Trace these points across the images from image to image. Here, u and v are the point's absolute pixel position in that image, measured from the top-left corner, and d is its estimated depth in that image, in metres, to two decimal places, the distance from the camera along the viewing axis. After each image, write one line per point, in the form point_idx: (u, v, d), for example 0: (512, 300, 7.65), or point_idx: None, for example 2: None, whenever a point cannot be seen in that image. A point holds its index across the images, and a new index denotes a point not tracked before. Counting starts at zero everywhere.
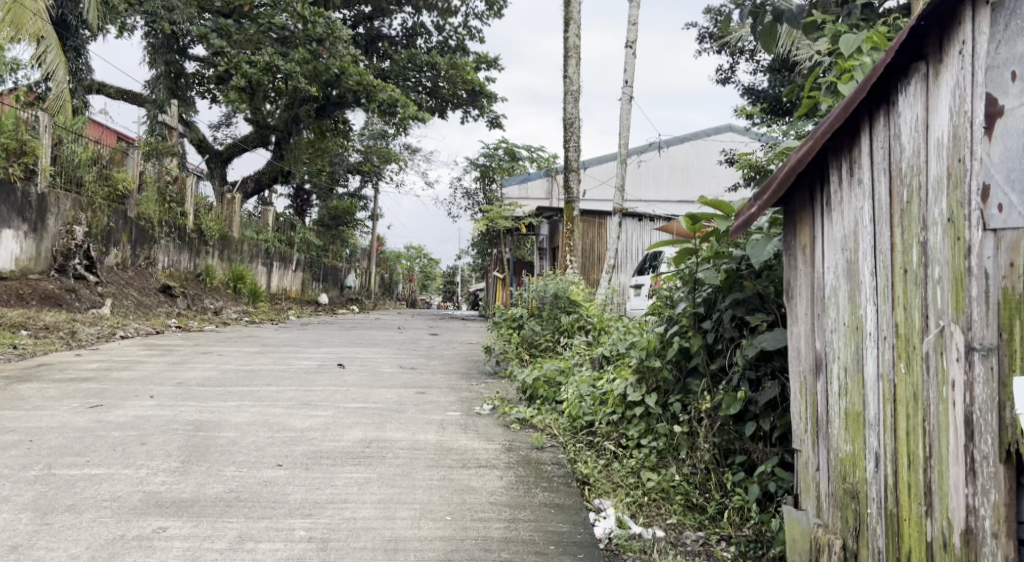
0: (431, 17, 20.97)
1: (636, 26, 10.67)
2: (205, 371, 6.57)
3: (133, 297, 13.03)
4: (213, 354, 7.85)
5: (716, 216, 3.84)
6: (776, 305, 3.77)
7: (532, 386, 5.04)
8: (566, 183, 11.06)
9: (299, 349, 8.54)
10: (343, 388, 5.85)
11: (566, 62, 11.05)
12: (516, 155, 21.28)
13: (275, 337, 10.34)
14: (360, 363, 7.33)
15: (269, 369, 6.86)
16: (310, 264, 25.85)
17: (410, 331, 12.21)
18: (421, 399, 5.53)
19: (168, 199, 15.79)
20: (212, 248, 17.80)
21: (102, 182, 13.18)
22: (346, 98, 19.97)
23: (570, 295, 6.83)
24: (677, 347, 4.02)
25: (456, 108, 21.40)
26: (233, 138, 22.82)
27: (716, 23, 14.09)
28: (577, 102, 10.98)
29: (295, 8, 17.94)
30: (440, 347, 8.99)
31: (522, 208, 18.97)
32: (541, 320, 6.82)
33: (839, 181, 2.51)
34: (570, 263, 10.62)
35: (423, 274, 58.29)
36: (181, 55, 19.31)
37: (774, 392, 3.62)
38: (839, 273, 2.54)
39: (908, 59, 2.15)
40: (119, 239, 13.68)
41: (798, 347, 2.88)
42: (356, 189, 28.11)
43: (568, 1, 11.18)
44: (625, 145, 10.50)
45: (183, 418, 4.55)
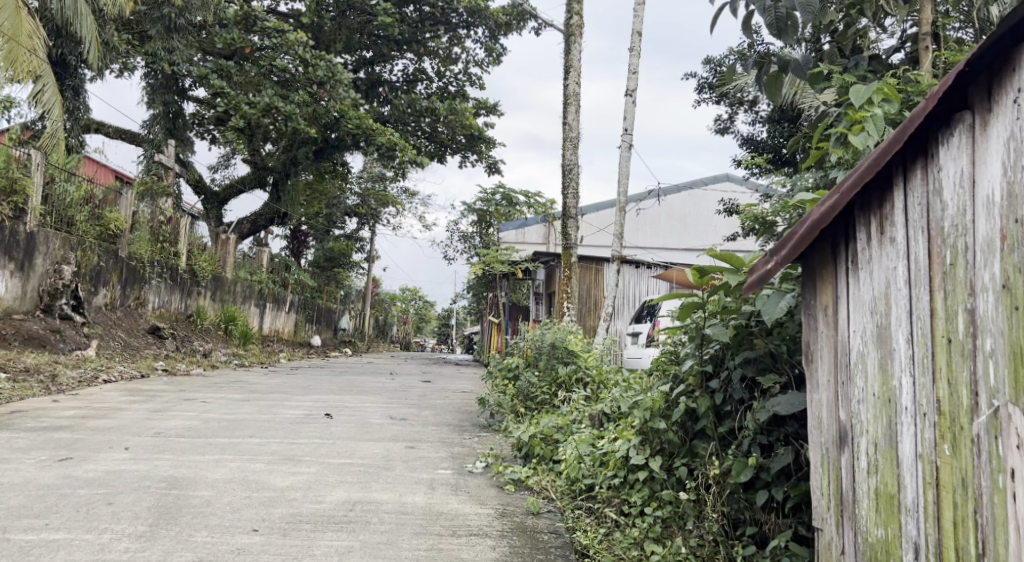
0: (431, 63, 21.04)
1: (636, 74, 10.61)
2: (186, 420, 6.29)
3: (120, 338, 12.78)
4: (196, 401, 7.57)
5: (725, 270, 3.64)
6: (789, 365, 3.56)
7: (528, 444, 4.78)
8: (565, 230, 10.91)
9: (287, 396, 8.27)
10: (329, 441, 5.58)
11: (566, 109, 10.97)
12: (513, 200, 21.21)
13: (263, 382, 10.06)
14: (349, 412, 7.06)
15: (253, 418, 6.59)
16: (304, 306, 25.60)
17: (402, 378, 11.93)
18: (410, 454, 5.27)
19: (161, 239, 15.63)
20: (204, 287, 17.60)
21: (94, 222, 13.02)
22: (344, 141, 19.92)
23: (567, 345, 6.54)
24: (683, 408, 3.80)
25: (454, 153, 21.36)
26: (231, 179, 22.76)
27: (716, 74, 14.05)
28: (577, 149, 10.88)
29: (296, 51, 17.98)
30: (432, 396, 8.73)
31: (518, 253, 18.81)
32: (538, 372, 6.53)
33: (867, 238, 2.35)
34: (567, 310, 10.41)
35: (419, 317, 58.02)
36: (181, 95, 19.32)
37: (788, 459, 3.38)
38: (867, 339, 2.35)
39: (954, 107, 2.02)
40: (109, 279, 13.47)
41: (819, 416, 2.65)
42: (352, 231, 28.00)
43: (568, 49, 11.15)
44: (625, 192, 10.38)
45: (156, 474, 4.28)
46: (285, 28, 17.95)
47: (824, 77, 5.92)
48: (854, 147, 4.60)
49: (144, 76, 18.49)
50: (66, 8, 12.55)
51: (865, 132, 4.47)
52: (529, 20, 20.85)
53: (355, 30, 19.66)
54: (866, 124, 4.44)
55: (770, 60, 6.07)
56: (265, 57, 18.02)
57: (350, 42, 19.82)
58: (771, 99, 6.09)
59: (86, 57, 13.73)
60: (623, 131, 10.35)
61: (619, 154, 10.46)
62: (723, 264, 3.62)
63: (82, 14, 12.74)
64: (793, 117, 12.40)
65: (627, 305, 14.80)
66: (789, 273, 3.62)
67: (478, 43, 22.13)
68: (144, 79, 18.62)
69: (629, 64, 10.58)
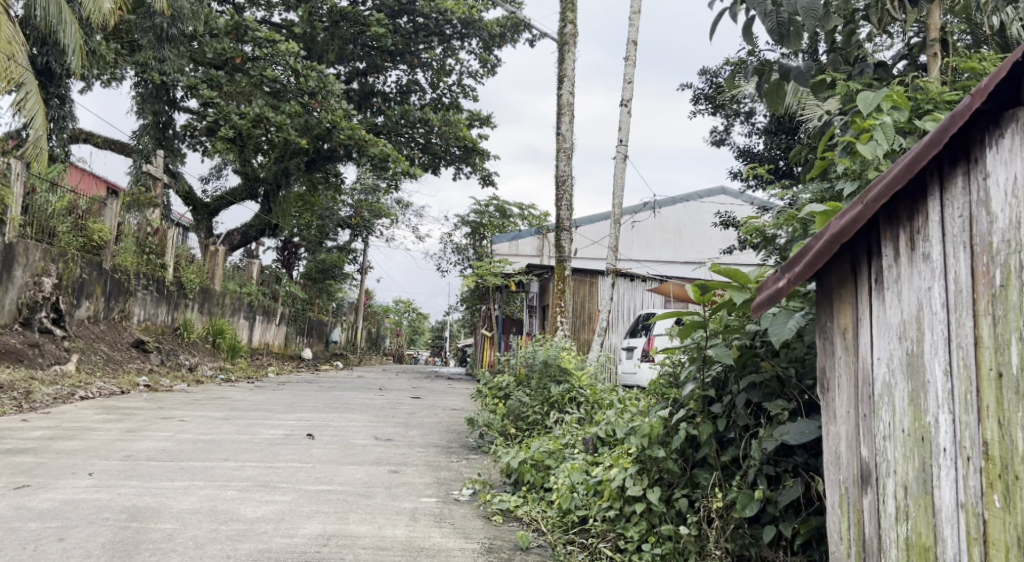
0: (424, 74, 20.83)
1: (631, 84, 10.39)
2: (161, 440, 5.98)
3: (102, 353, 12.44)
4: (174, 419, 7.26)
5: (729, 286, 3.38)
6: (798, 390, 3.32)
7: (518, 471, 4.50)
8: (558, 242, 10.65)
9: (269, 414, 7.94)
10: (308, 465, 5.28)
11: (559, 119, 10.74)
12: (507, 212, 20.98)
13: (247, 399, 9.73)
14: (332, 433, 6.75)
15: (231, 439, 6.27)
16: (294, 318, 25.25)
17: (391, 393, 11.61)
18: (393, 480, 4.98)
19: (148, 250, 15.36)
20: (191, 300, 17.27)
21: (77, 233, 12.74)
22: (336, 152, 19.67)
23: (561, 363, 6.25)
24: (684, 434, 3.54)
25: (448, 165, 21.11)
26: (221, 190, 22.47)
27: (711, 85, 13.86)
28: (570, 159, 10.64)
29: (288, 60, 17.77)
30: (420, 414, 8.43)
31: (512, 265, 18.52)
32: (530, 391, 6.25)
33: (895, 254, 2.17)
34: (561, 325, 10.13)
35: (412, 329, 57.62)
36: (171, 106, 19.06)
37: (798, 492, 3.13)
38: (895, 367, 2.16)
39: (1003, 107, 1.87)
40: (92, 291, 13.16)
41: (834, 451, 2.42)
42: (345, 243, 27.69)
43: (561, 58, 10.93)
44: (620, 205, 10.13)
45: (119, 504, 3.97)
46: (277, 38, 17.79)
47: (827, 85, 5.73)
48: (862, 157, 4.40)
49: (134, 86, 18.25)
50: (52, 17, 12.35)
51: (874, 139, 4.28)
52: (523, 31, 20.70)
53: (348, 40, 19.45)
54: (876, 130, 4.24)
55: (771, 68, 5.86)
56: (256, 66, 17.82)
57: (342, 52, 19.63)
58: (773, 109, 5.88)
59: (72, 66, 13.51)
60: (618, 141, 10.12)
61: (614, 165, 10.23)
62: (727, 279, 3.37)
63: (67, 22, 12.51)
64: (791, 130, 12.23)
65: (622, 319, 14.48)
66: (796, 289, 3.39)
67: (471, 54, 21.99)
68: (133, 89, 18.34)
69: (625, 74, 10.36)
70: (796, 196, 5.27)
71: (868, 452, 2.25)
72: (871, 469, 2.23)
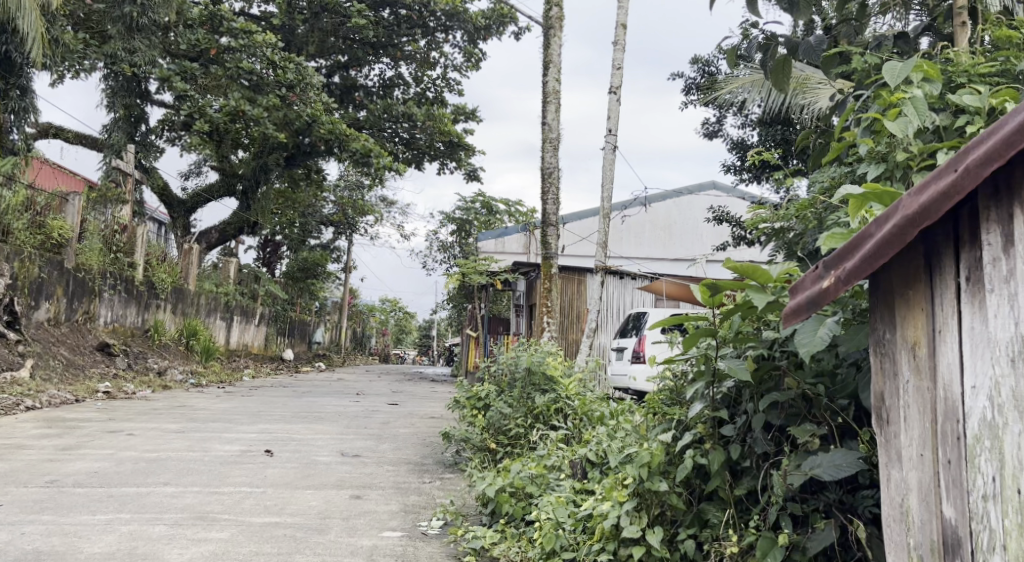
0: (408, 68, 20.21)
1: (620, 70, 9.81)
2: (97, 460, 5.32)
3: (62, 357, 11.75)
4: (122, 433, 6.59)
5: (747, 286, 2.80)
6: (830, 412, 2.75)
7: (495, 500, 3.86)
8: (544, 238, 10.03)
9: (230, 426, 7.28)
10: (258, 491, 4.64)
11: (545, 107, 10.12)
12: (493, 208, 20.41)
13: (210, 407, 9.09)
14: (294, 448, 6.11)
15: (178, 457, 5.63)
16: (275, 318, 24.52)
17: (368, 399, 10.93)
18: (353, 509, 4.35)
19: (115, 248, 14.66)
20: (163, 300, 16.54)
21: (35, 230, 12.05)
22: (317, 147, 19.00)
23: (546, 370, 5.65)
24: (690, 464, 2.95)
25: (433, 160, 20.41)
26: (198, 187, 21.71)
27: (704, 74, 13.29)
28: (556, 150, 10.05)
29: (265, 52, 17.03)
30: (395, 423, 7.81)
31: (498, 263, 17.87)
32: (511, 401, 5.64)
33: (1002, 245, 1.64)
34: (547, 326, 9.52)
35: (399, 328, 56.85)
36: (144, 99, 18.31)
37: (831, 538, 2.54)
38: (1007, 401, 1.63)
39: None
40: (52, 292, 12.44)
41: (903, 505, 1.90)
42: (328, 241, 27.01)
43: (545, 44, 10.32)
44: (609, 198, 9.55)
45: (16, 548, 3.34)
46: (253, 29, 17.08)
47: (837, 60, 5.20)
48: (888, 135, 3.87)
49: (103, 78, 17.43)
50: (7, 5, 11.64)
51: (904, 115, 3.73)
52: (509, 24, 20.11)
53: (328, 33, 18.74)
54: (905, 105, 3.69)
55: (777, 42, 5.31)
56: (230, 58, 17.06)
57: (323, 45, 18.93)
58: (778, 89, 5.34)
59: (32, 56, 12.75)
60: (607, 132, 9.54)
61: (604, 157, 9.64)
62: (745, 278, 2.79)
63: (26, 9, 11.76)
64: (785, 121, 11.71)
65: (612, 317, 13.89)
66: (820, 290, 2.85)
67: (456, 47, 21.36)
68: (103, 81, 17.57)
69: (614, 59, 9.77)
70: (811, 184, 4.72)
71: (955, 513, 1.75)
72: (962, 536, 1.73)
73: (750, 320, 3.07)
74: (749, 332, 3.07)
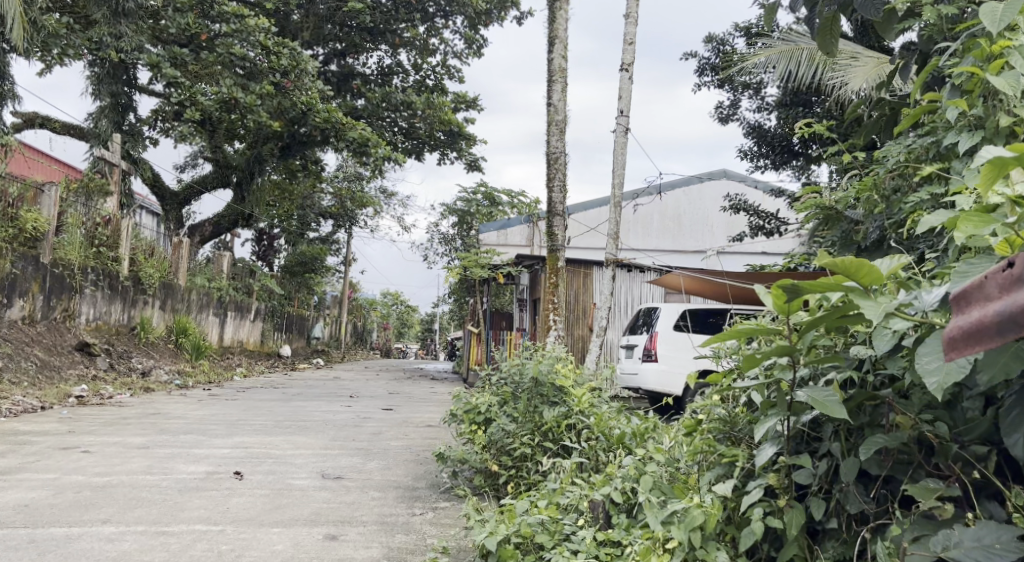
0: (407, 55, 19.37)
1: (633, 45, 9.02)
2: (33, 489, 4.54)
3: (36, 358, 11.03)
4: (76, 450, 5.81)
5: (848, 290, 2.07)
6: (960, 461, 2.00)
7: (497, 554, 3.08)
8: (549, 229, 9.24)
9: (202, 439, 6.50)
10: (214, 530, 3.89)
11: (550, 87, 9.33)
12: (495, 199, 19.60)
13: (187, 414, 8.30)
14: (267, 469, 5.33)
15: (133, 481, 4.85)
16: (271, 314, 23.75)
17: (362, 403, 10.15)
18: (326, 555, 3.56)
19: (98, 242, 13.83)
20: (151, 296, 15.76)
21: (7, 223, 11.28)
22: (313, 137, 18.18)
23: (554, 381, 4.89)
24: (760, 530, 2.20)
25: (432, 150, 19.63)
26: (191, 178, 20.88)
27: (719, 54, 12.50)
28: (563, 133, 9.28)
29: (257, 36, 16.10)
30: (387, 434, 7.05)
31: (499, 256, 17.06)
32: (515, 414, 4.90)
33: None
34: (554, 323, 8.75)
35: (401, 321, 56.13)
36: (132, 87, 17.47)
37: None
38: None
39: None
40: (27, 289, 11.71)
41: None
42: (326, 234, 26.23)
43: (551, 18, 9.52)
44: (620, 185, 8.77)
45: None
46: (245, 12, 16.13)
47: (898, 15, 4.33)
48: (988, 96, 3.08)
49: (88, 65, 16.58)
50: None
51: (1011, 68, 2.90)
52: (511, 8, 19.32)
53: (325, 18, 17.92)
54: (1013, 55, 2.75)
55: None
56: (220, 43, 16.13)
57: (319, 32, 18.13)
58: (826, 54, 4.51)
59: (12, 40, 11.93)
60: (617, 112, 8.75)
61: (614, 140, 8.86)
62: (845, 280, 2.07)
63: None
64: (806, 102, 10.92)
65: (620, 313, 13.13)
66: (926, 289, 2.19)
67: (457, 34, 20.58)
68: (88, 68, 16.72)
69: (625, 33, 8.97)
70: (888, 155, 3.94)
71: None
72: None
73: (829, 333, 2.39)
74: (826, 347, 2.39)
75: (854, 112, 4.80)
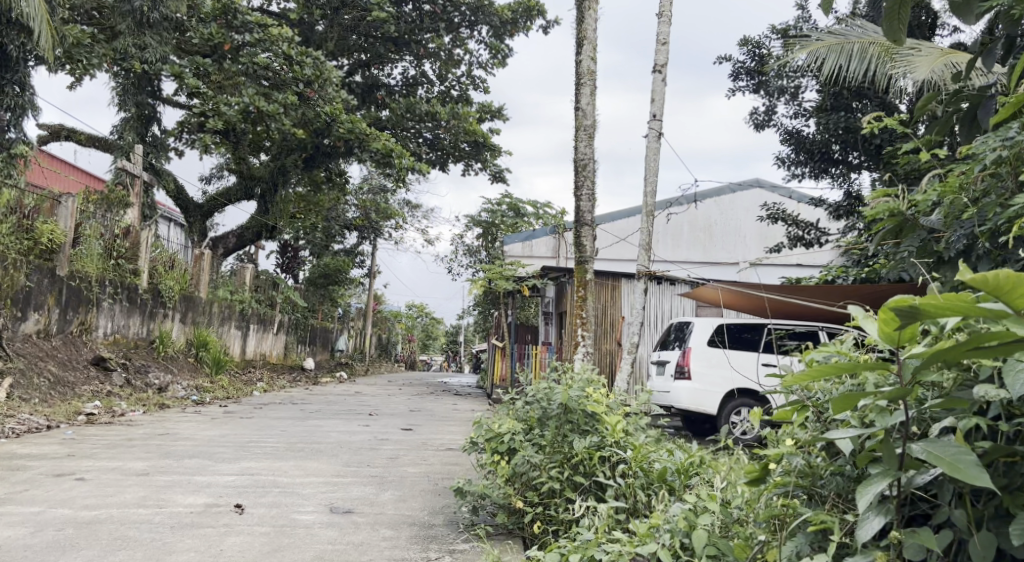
0: (431, 66, 18.99)
1: (666, 45, 8.54)
2: (12, 525, 4.12)
3: (50, 374, 10.72)
4: (70, 477, 5.39)
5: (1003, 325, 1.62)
6: None
7: None
8: (577, 239, 8.75)
9: (207, 464, 6.06)
10: None
11: (578, 90, 8.87)
12: (520, 210, 19.12)
13: (197, 435, 7.88)
14: (271, 502, 4.88)
15: (123, 515, 4.41)
16: (294, 327, 23.46)
17: (382, 421, 9.69)
18: None
19: (116, 254, 13.54)
20: (171, 309, 15.48)
21: (23, 235, 11.02)
22: (337, 148, 17.86)
23: (586, 408, 4.39)
24: None
25: (457, 161, 19.20)
26: (214, 190, 20.63)
27: (754, 58, 11.95)
28: (592, 139, 8.80)
29: (281, 47, 15.83)
30: (404, 460, 6.57)
31: (525, 268, 16.55)
32: (542, 445, 4.41)
33: None
34: (582, 339, 8.22)
35: (426, 334, 55.77)
36: (156, 98, 17.25)
37: None
38: None
39: None
40: (43, 302, 11.40)
41: None
42: (351, 246, 25.91)
43: (579, 19, 9.06)
44: (652, 193, 8.26)
45: None
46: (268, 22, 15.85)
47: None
48: None
49: (113, 77, 16.38)
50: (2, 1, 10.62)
51: None
52: (537, 17, 18.93)
53: (349, 29, 17.61)
54: None
55: None
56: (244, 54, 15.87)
57: (344, 43, 17.82)
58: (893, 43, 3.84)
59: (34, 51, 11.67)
60: (650, 116, 8.27)
61: (646, 144, 8.37)
62: (992, 309, 1.62)
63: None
64: (847, 108, 10.35)
65: (651, 328, 12.58)
66: None
67: (482, 44, 20.25)
68: (113, 80, 16.52)
69: (658, 33, 8.49)
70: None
71: None
72: None
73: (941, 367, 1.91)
74: (936, 385, 1.96)
75: (924, 108, 4.31)
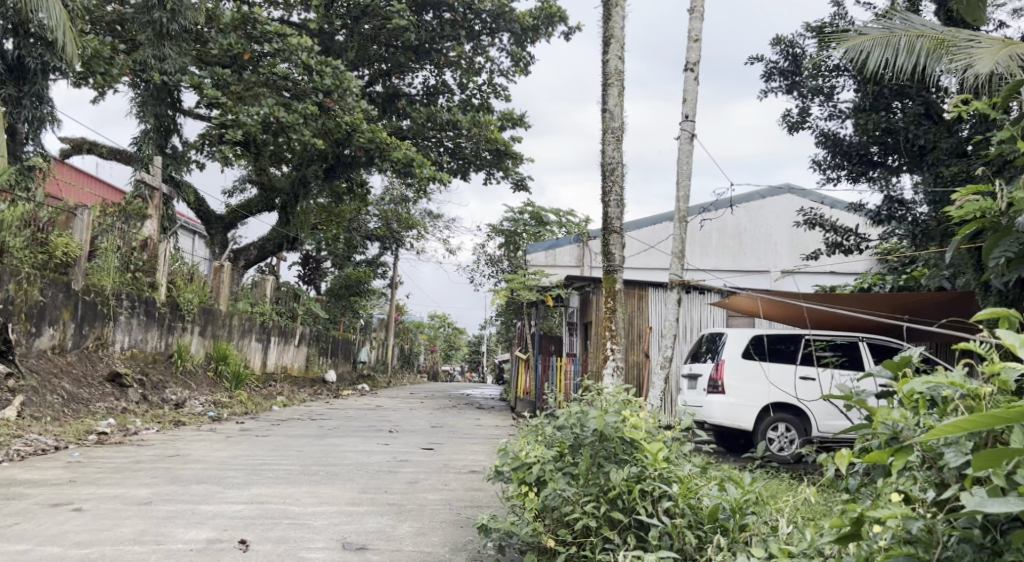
0: (452, 74, 18.61)
1: (698, 42, 8.11)
2: None
3: (64, 391, 10.44)
4: (66, 507, 5.02)
5: None
6: None
7: None
8: (606, 248, 8.31)
9: (215, 492, 5.67)
10: None
11: (606, 91, 8.46)
12: (543, 219, 18.67)
13: (209, 456, 7.49)
14: (280, 536, 4.48)
15: (116, 554, 4.03)
16: (315, 338, 23.11)
17: (402, 439, 9.26)
18: None
19: (133, 268, 13.27)
20: (190, 322, 15.19)
21: (36, 249, 10.81)
22: (358, 158, 17.50)
23: (623, 434, 3.92)
24: None
25: (479, 170, 18.79)
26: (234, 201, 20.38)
27: (787, 58, 11.46)
28: (620, 142, 8.38)
29: (300, 56, 15.53)
30: (424, 485, 6.14)
31: (549, 278, 16.11)
32: (576, 476, 3.94)
33: None
34: (612, 355, 7.75)
35: (449, 344, 55.22)
36: (175, 109, 17.04)
37: None
38: None
39: None
40: (57, 317, 11.14)
41: None
42: (373, 257, 25.55)
43: (606, 16, 8.65)
44: (685, 198, 7.82)
45: None
46: (288, 31, 15.61)
47: None
48: None
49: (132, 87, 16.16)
50: (23, 14, 10.44)
51: None
52: (559, 23, 18.52)
53: (369, 39, 17.31)
54: None
55: None
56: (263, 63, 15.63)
57: (365, 52, 17.55)
58: None
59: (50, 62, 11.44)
60: (682, 117, 7.83)
61: (678, 147, 7.93)
62: None
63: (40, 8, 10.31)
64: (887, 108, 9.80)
65: (681, 340, 12.07)
66: None
67: (503, 52, 19.89)
68: (132, 91, 16.29)
69: (690, 30, 8.07)
70: None
71: None
72: None
73: None
74: None
75: None
